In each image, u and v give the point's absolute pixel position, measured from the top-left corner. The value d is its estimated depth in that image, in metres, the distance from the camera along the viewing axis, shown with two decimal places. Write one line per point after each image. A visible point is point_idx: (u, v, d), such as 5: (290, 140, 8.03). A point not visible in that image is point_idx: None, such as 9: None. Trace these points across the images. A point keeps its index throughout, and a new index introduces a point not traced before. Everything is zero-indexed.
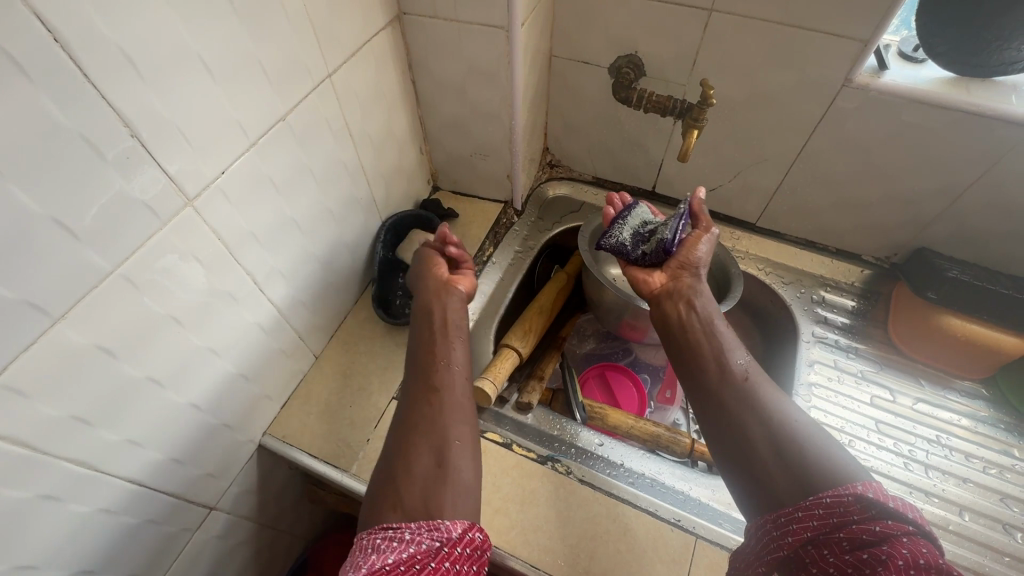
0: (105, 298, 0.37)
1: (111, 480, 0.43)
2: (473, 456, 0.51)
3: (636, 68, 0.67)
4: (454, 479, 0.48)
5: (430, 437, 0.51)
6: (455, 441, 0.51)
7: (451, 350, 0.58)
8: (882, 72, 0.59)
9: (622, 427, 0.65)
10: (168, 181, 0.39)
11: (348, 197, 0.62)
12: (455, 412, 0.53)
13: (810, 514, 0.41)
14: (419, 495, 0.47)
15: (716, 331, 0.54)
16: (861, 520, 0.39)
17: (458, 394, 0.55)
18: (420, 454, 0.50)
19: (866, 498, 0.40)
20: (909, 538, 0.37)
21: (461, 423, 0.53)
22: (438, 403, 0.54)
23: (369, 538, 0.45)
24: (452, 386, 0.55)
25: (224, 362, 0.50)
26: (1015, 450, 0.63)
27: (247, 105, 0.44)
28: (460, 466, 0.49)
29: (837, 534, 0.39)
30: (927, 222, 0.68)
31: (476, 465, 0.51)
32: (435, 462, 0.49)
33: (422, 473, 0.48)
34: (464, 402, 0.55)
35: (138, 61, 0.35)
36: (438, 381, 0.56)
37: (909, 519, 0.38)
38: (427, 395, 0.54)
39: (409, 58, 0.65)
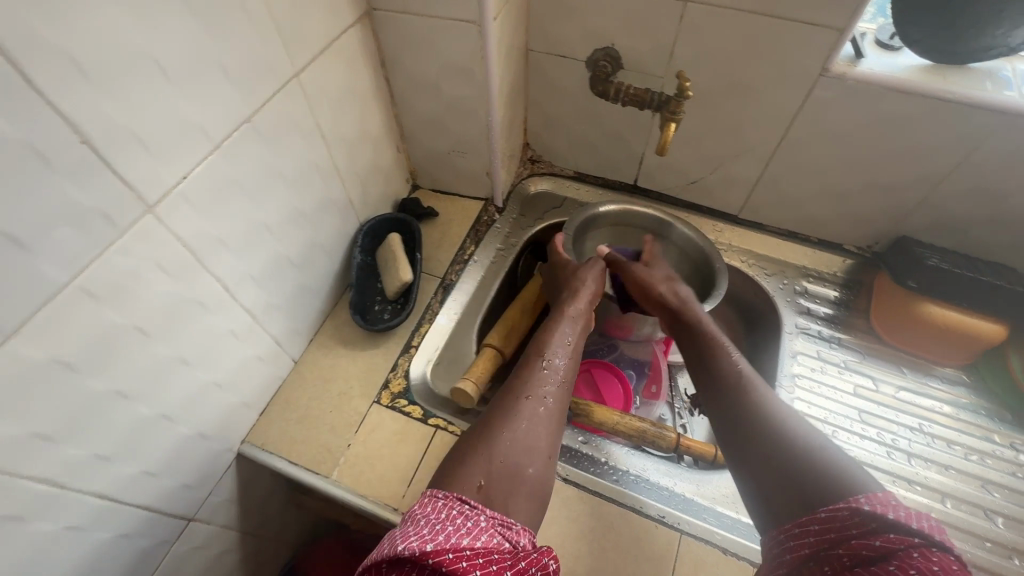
0: (63, 311, 0.36)
1: (80, 496, 0.42)
2: (546, 469, 0.48)
3: (613, 61, 0.67)
4: (530, 482, 0.46)
5: (528, 431, 0.49)
6: (501, 458, 0.46)
7: (534, 371, 0.54)
8: (859, 61, 0.59)
9: (607, 423, 0.62)
10: (125, 188, 0.38)
11: (322, 199, 0.61)
12: (553, 418, 0.51)
13: (807, 529, 0.40)
14: (501, 486, 0.44)
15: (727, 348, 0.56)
16: (861, 534, 0.37)
17: (517, 410, 0.50)
18: (516, 443, 0.47)
19: (864, 512, 0.37)
20: (919, 550, 0.34)
21: (510, 438, 0.47)
22: (545, 400, 0.51)
23: (441, 502, 0.39)
24: (556, 390, 0.53)
25: (196, 371, 0.49)
26: (996, 436, 0.64)
27: (208, 107, 0.42)
28: (540, 473, 0.47)
29: (837, 550, 0.37)
30: (906, 211, 0.68)
31: (548, 475, 0.48)
32: (528, 458, 0.47)
33: (512, 463, 0.46)
34: (561, 408, 0.53)
35: (87, 65, 0.33)
36: (545, 379, 0.53)
37: (914, 530, 0.35)
38: (533, 388, 0.52)
39: (382, 55, 0.64)
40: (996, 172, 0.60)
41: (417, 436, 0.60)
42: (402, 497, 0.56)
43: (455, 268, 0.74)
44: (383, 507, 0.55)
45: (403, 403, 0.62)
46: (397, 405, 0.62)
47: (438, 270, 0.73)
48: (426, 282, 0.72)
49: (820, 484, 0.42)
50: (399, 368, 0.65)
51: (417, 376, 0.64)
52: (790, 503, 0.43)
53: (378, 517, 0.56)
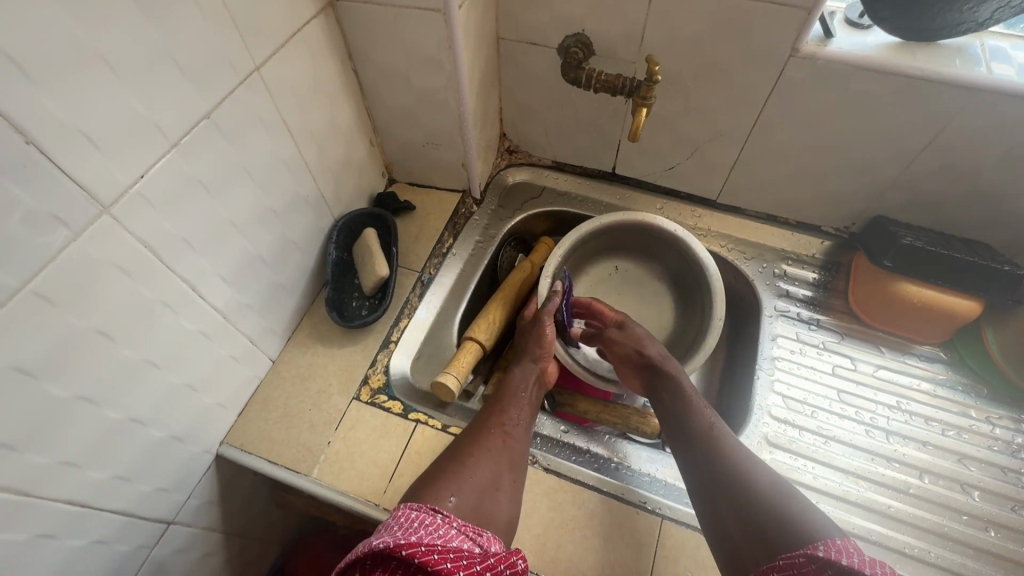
0: (17, 316, 0.35)
1: (49, 504, 0.41)
2: (513, 503, 0.50)
3: (585, 47, 0.66)
4: (494, 510, 0.48)
5: (491, 462, 0.51)
6: (465, 485, 0.48)
7: (504, 408, 0.57)
8: (828, 41, 0.58)
9: (592, 412, 0.66)
10: (76, 189, 0.37)
11: (292, 196, 0.60)
12: (517, 452, 0.53)
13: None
14: (468, 510, 0.46)
15: (698, 404, 0.55)
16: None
17: (485, 445, 0.52)
18: (481, 471, 0.49)
19: (817, 558, 0.36)
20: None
21: (473, 471, 0.49)
22: (506, 435, 0.54)
23: (414, 512, 0.40)
24: (519, 427, 0.56)
25: (165, 374, 0.49)
26: (972, 411, 0.64)
27: (162, 104, 0.41)
28: (504, 504, 0.49)
29: None
30: (881, 190, 0.68)
31: (514, 505, 0.50)
32: (492, 485, 0.49)
33: (476, 489, 0.48)
34: (525, 444, 0.55)
35: (25, 62, 0.32)
36: (508, 416, 0.56)
37: None
38: (494, 423, 0.55)
39: (349, 48, 0.63)
40: (967, 148, 0.60)
41: (397, 431, 0.60)
42: (383, 493, 0.56)
43: (433, 262, 0.73)
44: (365, 503, 0.55)
45: (383, 399, 0.62)
46: (376, 401, 0.62)
47: (416, 265, 0.73)
48: (404, 277, 0.72)
49: (779, 530, 0.41)
50: (378, 364, 0.64)
51: (397, 371, 0.64)
52: (752, 550, 0.42)
53: (359, 513, 0.56)
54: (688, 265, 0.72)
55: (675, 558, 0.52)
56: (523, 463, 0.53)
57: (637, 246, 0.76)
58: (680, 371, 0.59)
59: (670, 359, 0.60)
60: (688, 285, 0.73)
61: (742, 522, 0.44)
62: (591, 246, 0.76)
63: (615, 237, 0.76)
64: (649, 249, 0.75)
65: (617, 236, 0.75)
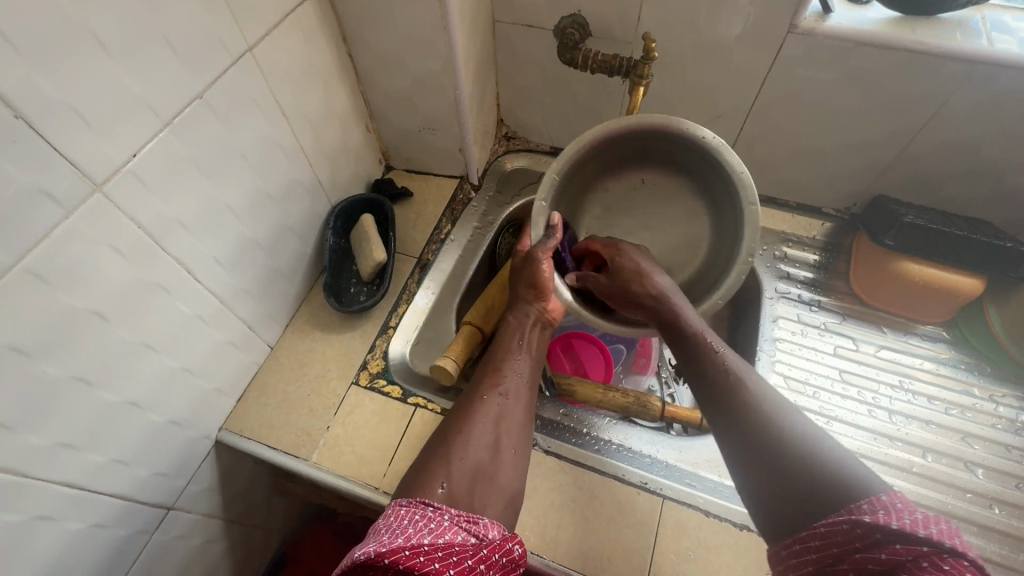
0: (10, 294, 0.35)
1: (46, 485, 0.41)
2: (516, 469, 0.47)
3: (581, 28, 0.65)
4: (495, 479, 0.45)
5: (487, 430, 0.48)
6: (459, 465, 0.45)
7: (499, 374, 0.53)
8: (827, 16, 0.57)
9: (591, 400, 0.63)
10: (67, 166, 0.37)
11: (288, 180, 0.59)
12: (516, 415, 0.50)
13: (807, 545, 0.36)
14: (465, 483, 0.44)
15: (710, 340, 0.50)
16: (865, 547, 0.32)
17: (477, 417, 0.49)
18: (477, 443, 0.47)
19: (864, 524, 0.33)
20: (929, 560, 0.30)
21: (465, 448, 0.46)
22: (502, 398, 0.51)
23: (404, 508, 0.39)
24: (518, 387, 0.53)
25: (162, 357, 0.48)
26: (975, 389, 0.64)
27: (153, 82, 0.41)
28: (507, 471, 0.46)
29: (841, 567, 0.33)
30: (882, 169, 0.68)
31: (519, 471, 0.48)
32: (489, 453, 0.46)
33: (472, 461, 0.45)
34: (524, 403, 0.52)
35: (11, 34, 0.32)
36: (503, 378, 0.53)
37: (922, 538, 0.31)
38: (489, 388, 0.52)
39: (343, 31, 0.63)
40: (969, 123, 0.59)
41: (396, 415, 0.59)
42: (382, 477, 0.55)
43: (431, 247, 0.73)
44: (365, 487, 0.55)
45: (382, 383, 0.62)
46: (375, 385, 0.62)
47: (414, 250, 0.73)
48: (402, 263, 0.71)
49: (820, 495, 0.37)
50: (377, 349, 0.64)
51: (396, 356, 0.64)
52: (789, 511, 0.38)
53: (360, 496, 0.56)
54: (715, 173, 0.56)
55: (677, 538, 0.52)
56: (525, 426, 0.51)
57: (660, 158, 0.59)
58: (684, 304, 0.53)
59: (675, 295, 0.54)
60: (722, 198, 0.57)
61: (774, 477, 0.40)
62: (591, 167, 0.61)
63: (619, 153, 0.60)
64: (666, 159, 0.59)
65: (622, 148, 0.59)
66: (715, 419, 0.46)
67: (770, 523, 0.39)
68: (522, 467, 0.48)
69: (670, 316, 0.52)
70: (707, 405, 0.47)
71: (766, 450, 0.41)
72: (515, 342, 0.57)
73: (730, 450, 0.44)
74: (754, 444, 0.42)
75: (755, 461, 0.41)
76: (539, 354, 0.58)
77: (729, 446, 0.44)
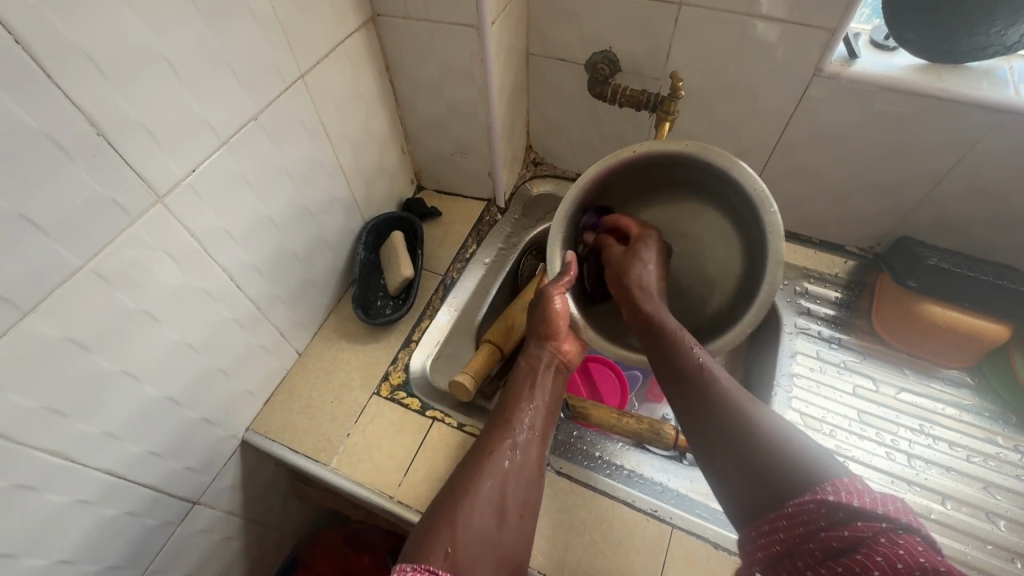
0: (76, 293, 0.39)
1: (89, 471, 0.44)
2: (523, 533, 0.48)
3: (611, 64, 0.68)
4: (500, 544, 0.46)
5: (494, 489, 0.48)
6: (464, 529, 0.45)
7: (512, 428, 0.53)
8: (853, 62, 0.59)
9: (606, 423, 0.62)
10: (138, 179, 0.40)
11: (326, 196, 0.63)
12: (525, 475, 0.51)
13: (775, 526, 0.36)
14: (472, 552, 0.44)
15: (685, 338, 0.50)
16: (829, 526, 0.33)
17: (484, 475, 0.49)
18: (484, 504, 0.47)
19: (827, 503, 0.34)
20: (886, 536, 0.31)
21: (471, 511, 0.46)
22: (511, 454, 0.51)
23: (410, 574, 0.40)
24: (527, 443, 0.53)
25: (201, 358, 0.52)
26: (999, 438, 0.63)
27: (214, 103, 0.45)
28: (513, 534, 0.47)
29: (807, 545, 0.34)
30: (907, 210, 0.68)
31: (524, 535, 0.48)
32: (496, 520, 0.46)
33: (480, 527, 0.45)
34: (534, 460, 0.52)
35: (101, 62, 0.36)
36: (514, 432, 0.53)
37: (879, 514, 0.32)
38: (499, 443, 0.52)
39: (386, 59, 0.67)
40: (996, 170, 0.59)
41: (414, 427, 0.61)
42: (397, 486, 0.57)
43: (456, 266, 0.76)
44: (380, 495, 0.57)
45: (402, 395, 0.64)
46: (396, 397, 0.64)
47: (439, 268, 0.75)
48: (428, 279, 0.74)
49: (785, 489, 0.37)
50: (399, 361, 0.66)
51: (416, 369, 0.66)
52: (756, 497, 0.39)
53: (374, 504, 0.57)
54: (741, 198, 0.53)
55: (684, 568, 0.52)
56: (535, 488, 0.51)
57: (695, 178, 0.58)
58: (660, 304, 0.54)
59: (653, 289, 0.55)
60: (749, 223, 0.54)
61: (746, 477, 0.40)
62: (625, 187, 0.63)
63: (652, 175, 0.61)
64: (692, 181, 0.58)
65: (643, 171, 0.60)
66: (693, 426, 0.45)
67: (739, 511, 0.40)
68: (525, 530, 0.49)
69: (646, 313, 0.53)
70: (678, 398, 0.48)
71: (731, 441, 0.42)
72: (528, 389, 0.58)
73: (704, 451, 0.44)
74: (721, 437, 0.43)
75: (724, 453, 0.42)
76: (552, 403, 0.58)
77: (715, 466, 0.43)
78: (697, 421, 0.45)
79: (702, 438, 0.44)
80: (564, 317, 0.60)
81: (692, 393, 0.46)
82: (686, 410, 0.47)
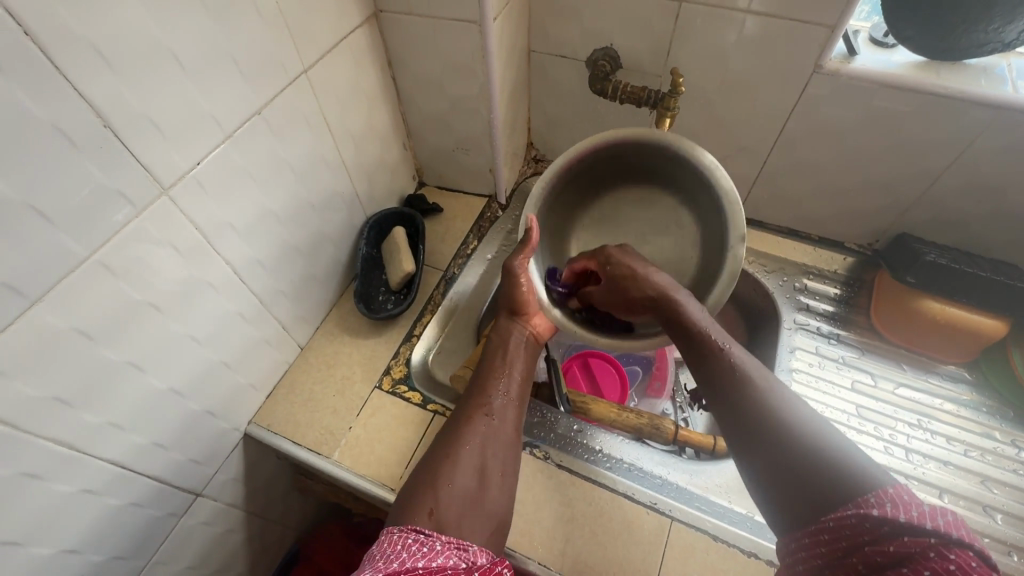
0: (82, 282, 0.39)
1: (93, 461, 0.45)
2: (508, 487, 0.48)
3: (612, 61, 0.68)
4: (483, 501, 0.46)
5: (475, 453, 0.49)
6: (446, 492, 0.45)
7: (490, 392, 0.54)
8: (852, 59, 0.59)
9: (607, 418, 0.65)
10: (143, 171, 0.41)
11: (329, 191, 0.64)
12: (503, 436, 0.51)
13: (818, 537, 0.37)
14: (455, 510, 0.44)
15: (712, 337, 0.50)
16: (874, 540, 0.34)
17: (463, 438, 0.50)
18: (464, 469, 0.47)
19: (871, 517, 0.34)
20: (935, 551, 0.31)
21: (454, 474, 0.47)
22: (490, 419, 0.51)
23: (398, 535, 0.39)
24: (503, 406, 0.53)
25: (205, 351, 0.52)
26: (997, 433, 0.63)
27: (218, 96, 0.45)
28: (495, 492, 0.47)
29: (851, 559, 0.34)
30: (904, 207, 0.69)
31: (510, 495, 0.49)
32: (477, 480, 0.47)
33: (461, 484, 0.46)
34: (512, 423, 0.53)
35: (108, 54, 0.36)
36: (490, 397, 0.54)
37: (929, 530, 0.32)
38: (477, 409, 0.52)
39: (388, 55, 0.67)
40: (994, 166, 0.60)
41: (416, 422, 0.62)
42: (398, 479, 0.57)
43: (457, 262, 0.76)
44: (381, 488, 0.57)
45: (404, 389, 0.64)
46: (397, 390, 0.64)
47: (441, 263, 0.76)
48: (429, 275, 0.75)
49: (831, 497, 0.37)
50: (400, 356, 0.67)
51: (417, 363, 0.66)
52: (800, 505, 0.39)
53: (375, 496, 0.58)
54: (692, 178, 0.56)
55: (683, 560, 0.53)
56: (512, 446, 0.51)
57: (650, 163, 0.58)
58: (688, 299, 0.53)
59: (644, 270, 0.56)
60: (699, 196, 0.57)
61: (795, 493, 0.39)
62: (577, 184, 0.63)
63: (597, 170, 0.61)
64: (657, 171, 0.59)
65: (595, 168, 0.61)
66: (733, 438, 0.46)
67: (782, 517, 0.40)
68: (510, 489, 0.49)
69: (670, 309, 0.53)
70: (714, 400, 0.48)
71: (776, 454, 0.42)
72: (501, 360, 0.58)
73: (747, 461, 0.44)
74: (750, 433, 0.44)
75: (767, 461, 0.42)
76: (527, 370, 0.59)
77: (758, 480, 0.43)
78: (727, 418, 0.47)
79: (744, 447, 0.45)
80: (535, 293, 0.60)
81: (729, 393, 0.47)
82: (722, 411, 0.47)
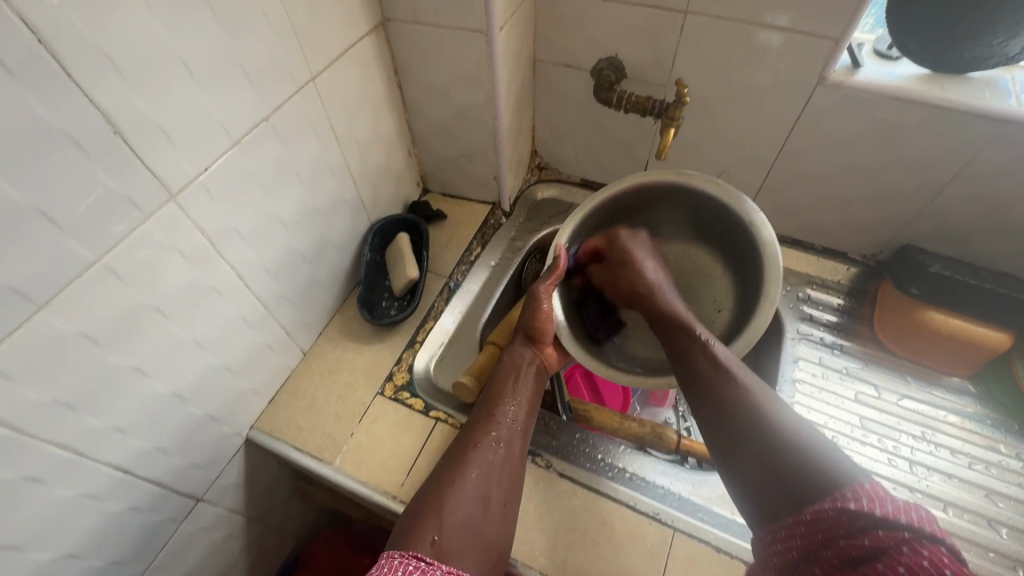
0: (89, 287, 0.39)
1: (95, 465, 0.45)
2: (507, 517, 0.48)
3: (617, 70, 0.69)
4: (484, 533, 0.46)
5: (479, 479, 0.49)
6: (453, 519, 0.45)
7: (497, 419, 0.54)
8: (856, 71, 0.60)
9: (609, 428, 0.63)
10: (152, 177, 0.41)
11: (334, 197, 0.64)
12: (508, 465, 0.51)
13: (794, 533, 0.36)
14: (456, 541, 0.44)
15: (705, 348, 0.51)
16: (849, 534, 0.33)
17: (470, 464, 0.50)
18: (467, 494, 0.47)
19: (848, 510, 0.34)
20: (909, 545, 0.31)
21: (460, 497, 0.47)
22: (495, 446, 0.52)
23: (397, 560, 0.39)
24: (510, 434, 0.53)
25: (208, 355, 0.52)
26: (1002, 446, 0.63)
27: (226, 104, 0.46)
28: (497, 523, 0.47)
29: (824, 551, 0.34)
30: (908, 218, 0.69)
31: (510, 525, 0.48)
32: (480, 507, 0.47)
33: (464, 513, 0.46)
34: (518, 452, 0.53)
35: (119, 61, 0.36)
36: (497, 424, 0.53)
37: (902, 524, 0.32)
38: (484, 435, 0.52)
39: (395, 63, 0.68)
40: (999, 180, 0.60)
41: (418, 429, 0.61)
42: (400, 486, 0.57)
43: (460, 269, 0.76)
44: (382, 494, 0.57)
45: (406, 395, 0.64)
46: (399, 397, 0.64)
47: (445, 270, 0.76)
48: (432, 281, 0.75)
49: (806, 497, 0.37)
50: (403, 362, 0.67)
51: (420, 369, 0.66)
52: (777, 507, 0.39)
53: (377, 503, 0.58)
54: (744, 240, 0.58)
55: (686, 570, 0.52)
56: (516, 476, 0.51)
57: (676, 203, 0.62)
58: (683, 319, 0.56)
59: (674, 308, 0.57)
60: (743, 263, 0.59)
61: (777, 497, 0.39)
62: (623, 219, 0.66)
63: (652, 209, 0.64)
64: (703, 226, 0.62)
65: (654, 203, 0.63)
66: (718, 449, 0.45)
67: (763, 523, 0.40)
68: (511, 519, 0.49)
69: (669, 329, 0.55)
70: (700, 411, 0.48)
71: (759, 466, 0.41)
72: (511, 386, 0.57)
73: (732, 474, 0.44)
74: (738, 445, 0.44)
75: (752, 472, 0.42)
76: (535, 396, 0.58)
77: (741, 489, 0.43)
78: (701, 419, 0.48)
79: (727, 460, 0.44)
80: (554, 321, 0.61)
81: (702, 389, 0.48)
82: (711, 422, 0.47)
